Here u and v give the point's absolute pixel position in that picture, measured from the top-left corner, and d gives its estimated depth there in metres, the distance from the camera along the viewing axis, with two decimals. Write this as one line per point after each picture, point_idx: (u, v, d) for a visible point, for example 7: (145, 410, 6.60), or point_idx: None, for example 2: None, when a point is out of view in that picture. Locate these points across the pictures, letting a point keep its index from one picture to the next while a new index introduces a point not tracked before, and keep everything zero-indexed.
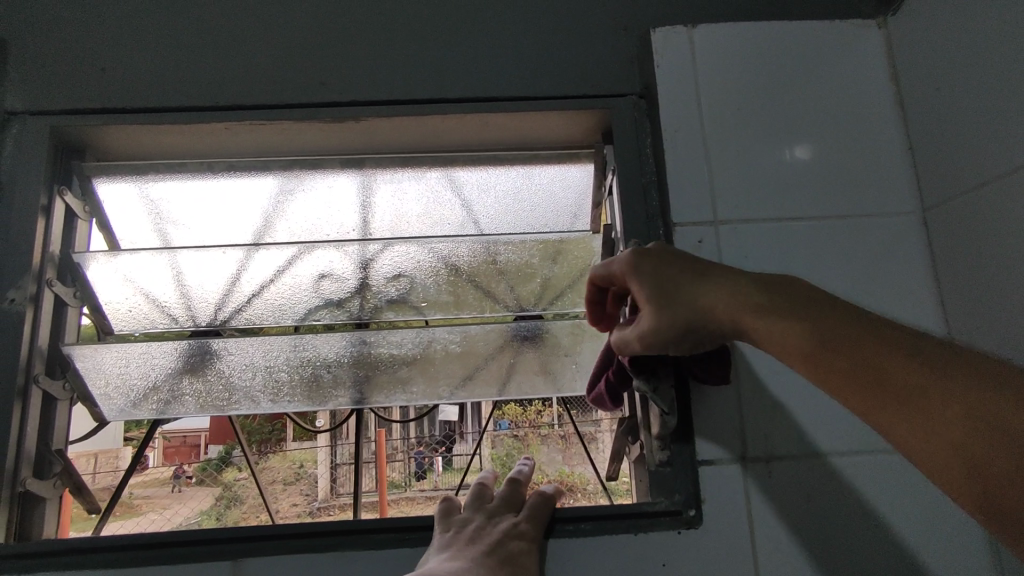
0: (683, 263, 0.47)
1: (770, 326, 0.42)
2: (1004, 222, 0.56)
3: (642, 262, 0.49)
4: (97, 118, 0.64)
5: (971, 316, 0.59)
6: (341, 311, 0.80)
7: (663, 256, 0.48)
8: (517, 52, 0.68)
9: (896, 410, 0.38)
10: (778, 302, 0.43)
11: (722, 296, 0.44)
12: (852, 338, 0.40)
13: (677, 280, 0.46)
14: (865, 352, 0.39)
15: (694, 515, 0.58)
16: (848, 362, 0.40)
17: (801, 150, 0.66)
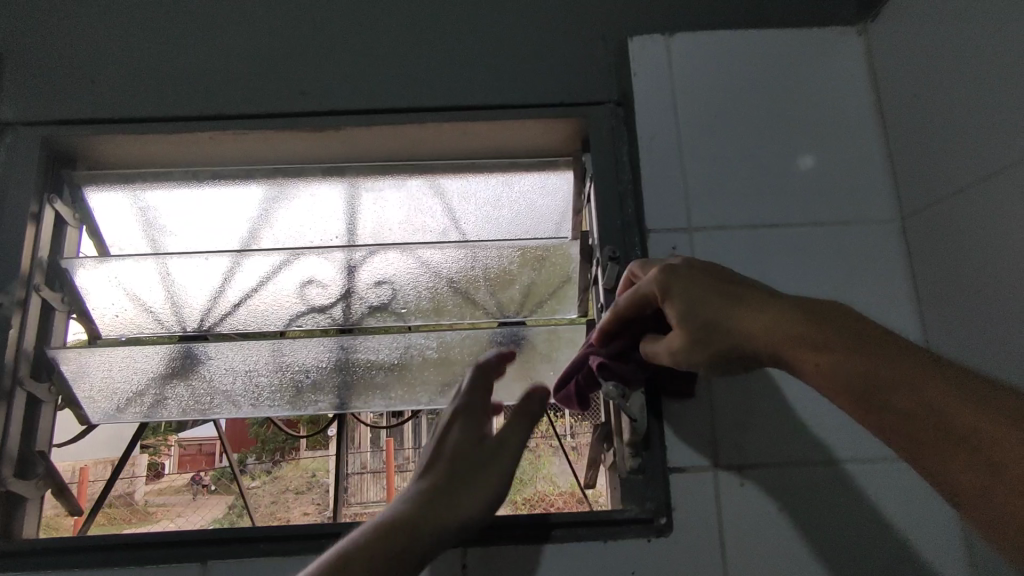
0: (714, 284, 0.46)
1: (799, 343, 0.41)
2: (977, 228, 0.55)
3: (673, 279, 0.48)
4: (85, 128, 0.66)
5: (948, 324, 0.58)
6: (323, 315, 0.82)
7: (692, 275, 0.47)
8: (495, 61, 0.69)
9: (901, 428, 0.38)
10: (799, 318, 0.42)
11: (757, 318, 0.43)
12: (861, 352, 0.39)
13: (712, 301, 0.45)
14: (872, 369, 0.39)
15: (665, 523, 0.57)
16: (853, 377, 0.39)
17: (807, 160, 0.66)
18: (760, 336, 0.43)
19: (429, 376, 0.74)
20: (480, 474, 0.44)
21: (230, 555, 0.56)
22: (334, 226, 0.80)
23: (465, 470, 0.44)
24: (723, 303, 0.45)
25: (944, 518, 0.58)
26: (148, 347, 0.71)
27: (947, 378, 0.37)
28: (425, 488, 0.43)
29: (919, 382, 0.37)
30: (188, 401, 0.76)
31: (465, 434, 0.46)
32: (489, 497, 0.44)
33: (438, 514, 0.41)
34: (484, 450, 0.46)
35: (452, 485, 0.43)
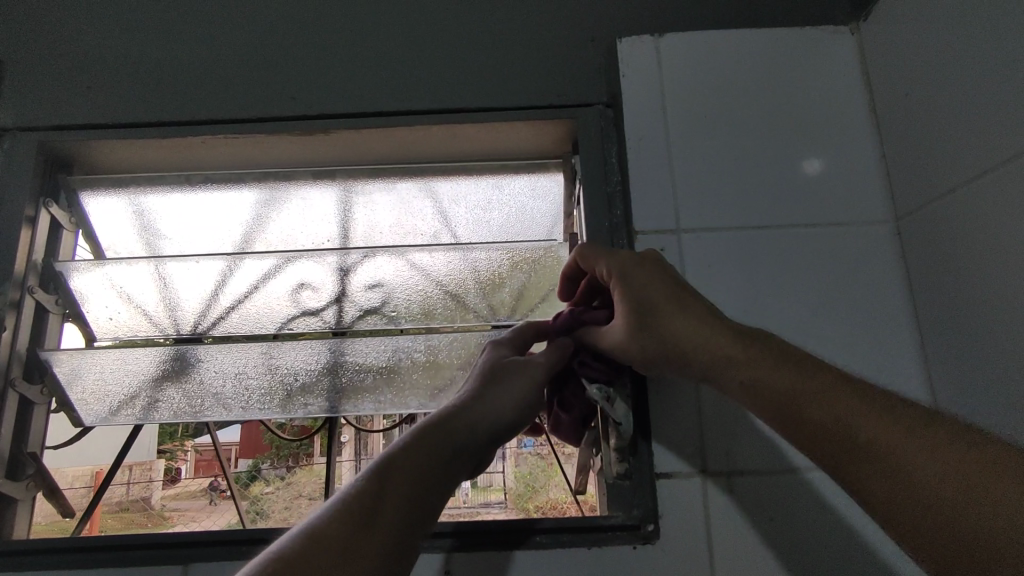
0: (666, 289, 0.49)
1: (749, 362, 0.44)
2: (970, 228, 0.54)
3: (638, 270, 0.51)
4: (80, 133, 0.67)
5: (945, 327, 0.57)
6: (316, 319, 0.81)
7: (648, 278, 0.50)
8: (483, 63, 0.69)
9: (857, 462, 0.39)
10: (757, 352, 0.45)
11: (701, 325, 0.47)
12: (820, 389, 0.41)
13: (669, 299, 0.49)
14: (830, 405, 0.41)
15: (652, 530, 0.56)
16: (813, 413, 0.41)
17: (813, 164, 0.65)
18: (697, 338, 0.47)
19: (416, 379, 0.73)
20: (507, 388, 0.53)
21: (212, 558, 0.56)
22: (328, 229, 0.80)
23: (493, 387, 0.53)
24: (674, 303, 0.49)
25: None
26: (143, 349, 0.71)
27: (897, 416, 0.38)
28: (458, 402, 0.51)
29: (871, 416, 0.39)
30: (181, 405, 0.75)
31: (493, 363, 0.55)
32: (518, 400, 0.53)
33: (470, 418, 0.50)
34: (511, 371, 0.55)
35: (481, 397, 0.51)
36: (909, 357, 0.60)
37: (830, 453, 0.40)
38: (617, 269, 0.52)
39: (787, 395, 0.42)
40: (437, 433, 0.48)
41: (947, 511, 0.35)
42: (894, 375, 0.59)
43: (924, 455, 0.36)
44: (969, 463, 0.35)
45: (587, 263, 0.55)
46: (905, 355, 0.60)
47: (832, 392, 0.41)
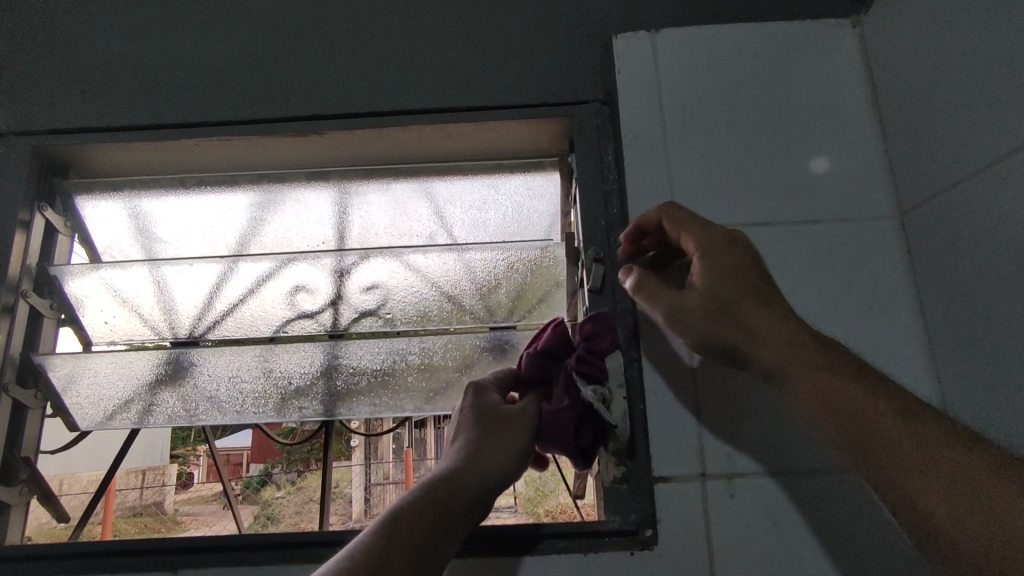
0: (755, 280, 0.50)
1: (803, 357, 0.46)
2: (977, 223, 0.52)
3: (730, 247, 0.51)
4: (74, 138, 0.67)
5: (953, 326, 0.55)
6: (313, 321, 0.79)
7: (742, 263, 0.50)
8: (476, 62, 0.68)
9: (890, 462, 0.41)
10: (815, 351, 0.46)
11: (778, 321, 0.48)
12: (861, 391, 0.43)
13: (757, 284, 0.49)
14: (870, 406, 0.42)
15: (650, 535, 0.54)
16: (852, 412, 0.43)
17: (822, 163, 0.63)
18: (769, 329, 0.47)
19: (412, 382, 0.71)
20: (504, 439, 0.54)
21: (200, 564, 0.56)
22: (324, 231, 0.79)
23: (490, 440, 0.53)
24: (755, 297, 0.49)
25: None
26: (138, 352, 0.71)
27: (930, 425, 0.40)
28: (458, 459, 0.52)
29: (896, 419, 0.41)
30: (177, 410, 0.74)
31: (486, 413, 0.56)
32: (518, 449, 0.54)
33: (472, 474, 0.51)
34: (506, 421, 0.55)
35: (479, 453, 0.52)
36: (915, 356, 0.58)
37: (864, 452, 0.42)
38: (714, 239, 0.51)
39: (830, 394, 0.44)
40: (445, 490, 0.49)
41: (968, 515, 0.37)
42: (900, 375, 0.57)
43: (958, 461, 0.38)
44: (990, 474, 0.37)
45: (670, 224, 0.54)
46: (911, 354, 0.58)
47: (864, 392, 0.43)
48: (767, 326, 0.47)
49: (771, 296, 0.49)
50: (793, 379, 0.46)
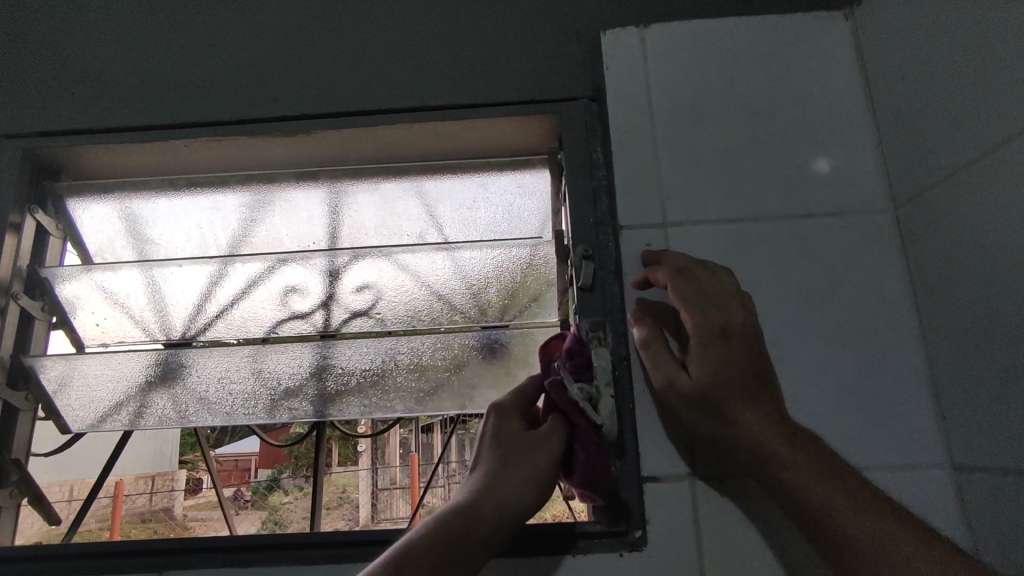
0: (749, 374, 0.48)
1: (778, 447, 0.46)
2: (970, 215, 0.51)
3: (731, 333, 0.50)
4: (64, 140, 0.67)
5: (948, 320, 0.53)
6: (305, 322, 0.78)
7: (738, 354, 0.49)
8: (464, 59, 0.68)
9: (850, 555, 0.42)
10: (794, 445, 0.46)
11: (764, 422, 0.47)
12: (828, 484, 0.44)
13: (750, 376, 0.48)
14: (836, 500, 0.43)
15: (639, 537, 0.53)
16: (818, 503, 0.43)
17: (819, 162, 0.62)
18: (753, 428, 0.47)
19: (403, 382, 0.70)
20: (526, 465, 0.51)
21: (186, 565, 0.56)
22: (315, 232, 0.78)
23: (511, 468, 0.51)
24: (746, 393, 0.48)
25: (952, 533, 0.52)
26: (131, 355, 0.72)
27: (893, 525, 0.41)
28: (478, 489, 0.49)
29: (861, 516, 0.42)
30: (168, 413, 0.73)
31: (506, 441, 0.53)
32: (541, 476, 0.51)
33: (494, 504, 0.48)
34: (528, 447, 0.52)
35: (499, 481, 0.50)
36: (911, 352, 0.57)
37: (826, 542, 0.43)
38: (713, 323, 0.50)
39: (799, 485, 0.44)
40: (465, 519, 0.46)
41: None
42: (895, 372, 0.56)
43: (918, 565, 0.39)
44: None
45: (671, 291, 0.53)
46: (906, 349, 0.57)
47: (832, 487, 0.44)
48: (755, 423, 0.47)
49: (761, 387, 0.48)
50: (771, 474, 0.46)
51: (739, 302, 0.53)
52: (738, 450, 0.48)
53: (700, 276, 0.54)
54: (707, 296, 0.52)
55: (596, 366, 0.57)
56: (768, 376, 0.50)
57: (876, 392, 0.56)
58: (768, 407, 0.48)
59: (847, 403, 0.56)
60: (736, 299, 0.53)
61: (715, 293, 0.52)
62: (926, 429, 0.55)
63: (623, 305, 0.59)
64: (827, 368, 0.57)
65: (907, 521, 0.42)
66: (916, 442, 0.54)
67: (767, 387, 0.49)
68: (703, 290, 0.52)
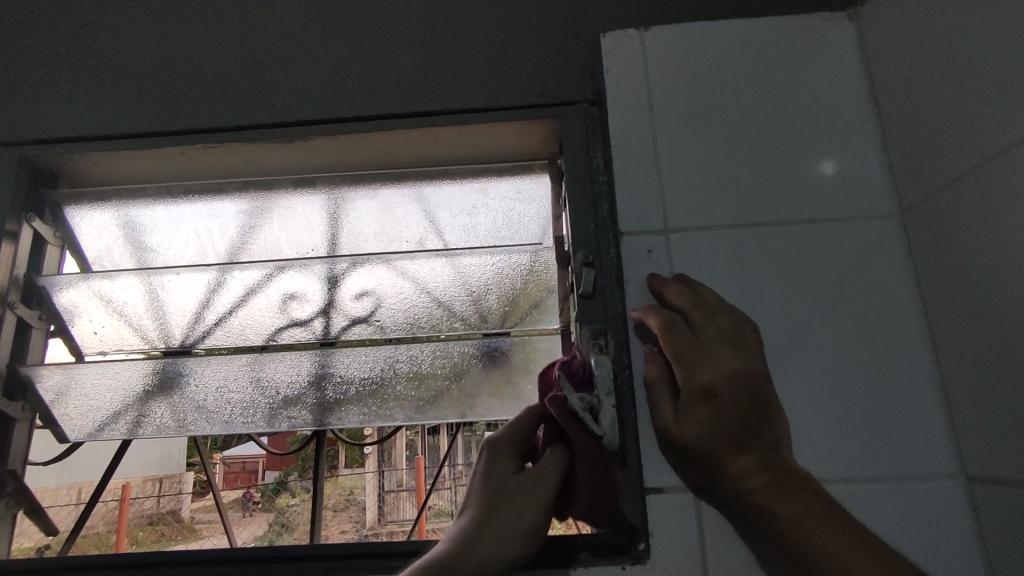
0: (736, 422, 0.48)
1: (755, 479, 0.47)
2: (979, 219, 0.49)
3: (721, 382, 0.49)
4: (62, 148, 0.67)
5: (959, 327, 0.52)
6: (306, 329, 0.77)
7: (724, 403, 0.49)
8: (462, 63, 0.67)
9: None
10: (774, 478, 0.46)
11: (748, 467, 0.47)
12: (801, 507, 0.45)
13: (737, 431, 0.48)
14: (808, 522, 0.44)
15: (642, 549, 0.52)
16: (790, 528, 0.44)
17: (826, 166, 0.61)
18: (737, 474, 0.47)
19: (402, 391, 0.69)
20: (513, 514, 0.48)
21: None
22: (313, 238, 0.77)
23: (497, 517, 0.48)
24: (732, 443, 0.48)
25: (965, 546, 0.50)
26: (129, 363, 0.71)
27: (865, 545, 0.41)
28: (461, 540, 0.46)
29: (833, 533, 0.43)
30: (168, 422, 0.73)
31: (494, 486, 0.50)
32: (528, 527, 0.48)
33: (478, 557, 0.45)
34: (518, 492, 0.50)
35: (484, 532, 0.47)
36: (920, 360, 0.55)
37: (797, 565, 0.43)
38: (701, 380, 0.50)
39: (772, 514, 0.45)
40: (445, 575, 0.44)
41: None
42: (904, 380, 0.55)
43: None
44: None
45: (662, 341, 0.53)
46: (915, 357, 0.55)
47: (802, 506, 0.45)
48: (738, 478, 0.47)
49: (749, 439, 0.48)
50: (752, 509, 0.46)
51: (733, 350, 0.51)
52: (730, 500, 0.48)
53: (693, 324, 0.53)
54: (697, 347, 0.52)
55: (598, 375, 0.55)
56: (763, 425, 0.49)
57: (885, 401, 0.54)
58: (757, 459, 0.47)
59: (854, 411, 0.54)
60: (731, 346, 0.52)
61: (706, 343, 0.52)
62: (937, 438, 0.53)
63: (624, 312, 0.59)
64: (834, 377, 0.55)
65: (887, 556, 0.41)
66: (927, 453, 0.53)
67: (760, 437, 0.48)
68: (692, 342, 0.52)
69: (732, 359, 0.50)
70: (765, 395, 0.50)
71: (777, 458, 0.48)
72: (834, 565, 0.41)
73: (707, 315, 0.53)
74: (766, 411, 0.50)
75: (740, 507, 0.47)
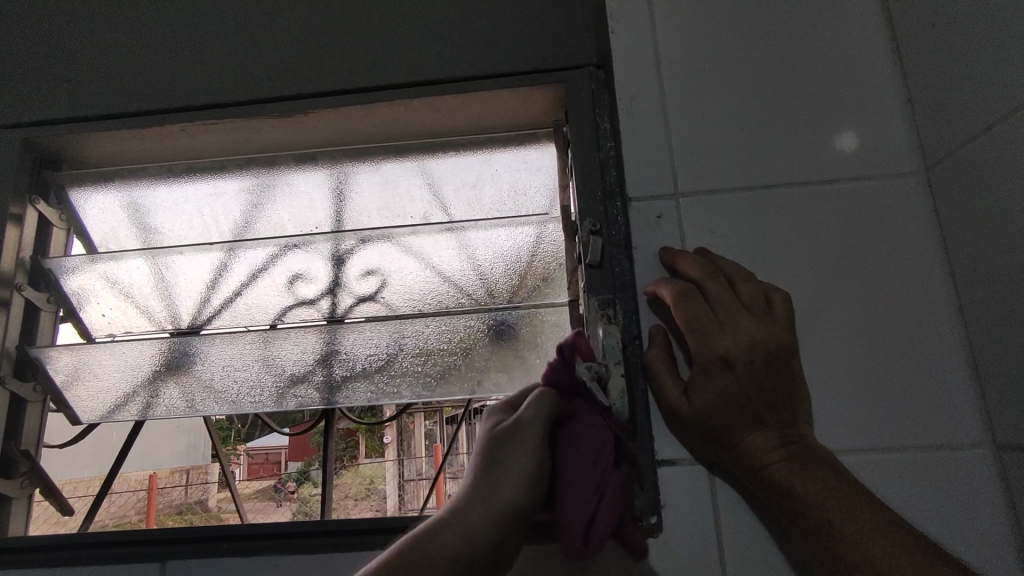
0: (754, 394, 0.46)
1: (771, 455, 0.45)
2: (1008, 171, 0.46)
3: (741, 351, 0.47)
4: (64, 128, 0.67)
5: (987, 288, 0.49)
6: (312, 309, 0.74)
7: (743, 374, 0.47)
8: (462, 29, 0.65)
9: (832, 556, 0.41)
10: (793, 453, 0.45)
11: (765, 442, 0.46)
12: (822, 485, 0.43)
13: (754, 405, 0.46)
14: (827, 502, 0.42)
15: (654, 523, 0.50)
16: (806, 506, 0.43)
17: (846, 125, 0.58)
18: (752, 449, 0.46)
19: (409, 367, 0.68)
20: (494, 490, 0.42)
21: (189, 554, 0.56)
22: (317, 215, 0.75)
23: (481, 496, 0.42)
24: (746, 416, 0.46)
25: (995, 517, 0.48)
26: (138, 344, 0.72)
27: (888, 528, 0.41)
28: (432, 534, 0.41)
29: (853, 513, 0.42)
30: (178, 403, 0.72)
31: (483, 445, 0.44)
32: (507, 509, 0.42)
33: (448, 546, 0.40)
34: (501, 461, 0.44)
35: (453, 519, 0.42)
36: (945, 324, 0.53)
37: (815, 544, 0.42)
38: (716, 350, 0.48)
39: (791, 493, 0.44)
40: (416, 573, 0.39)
41: None
42: (929, 345, 0.52)
43: (899, 560, 0.39)
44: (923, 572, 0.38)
45: (673, 310, 0.51)
46: (940, 321, 0.53)
47: (822, 484, 0.43)
48: (753, 454, 0.46)
49: (767, 413, 0.46)
50: (769, 488, 0.45)
51: (752, 318, 0.49)
52: (743, 476, 0.47)
53: (709, 293, 0.50)
54: (713, 317, 0.49)
55: (604, 345, 0.54)
56: (781, 397, 0.47)
57: (908, 367, 0.52)
58: (774, 434, 0.46)
59: (875, 378, 0.52)
60: (750, 314, 0.49)
61: (723, 312, 0.49)
62: (965, 405, 0.51)
63: (633, 282, 0.56)
64: (854, 343, 0.53)
65: (914, 545, 0.40)
66: (953, 421, 0.50)
67: (778, 410, 0.47)
68: (708, 312, 0.50)
69: (752, 327, 0.48)
70: (784, 366, 0.48)
71: (794, 434, 0.46)
72: (855, 546, 0.41)
73: (723, 284, 0.51)
74: (784, 383, 0.47)
75: (755, 481, 0.46)
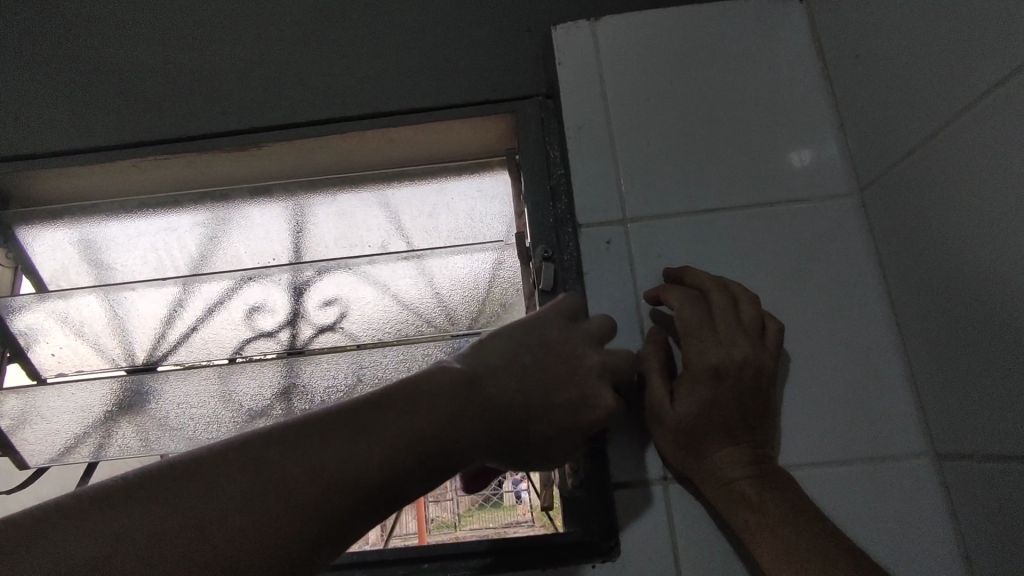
0: (734, 411, 0.47)
1: (738, 466, 0.46)
2: (930, 193, 0.49)
3: (738, 364, 0.47)
4: (7, 167, 0.66)
5: (921, 303, 0.51)
6: (271, 341, 0.71)
7: (733, 386, 0.47)
8: (413, 62, 0.66)
9: (788, 559, 0.42)
10: (761, 468, 0.46)
11: (735, 454, 0.47)
12: (782, 499, 0.44)
13: (733, 420, 0.47)
14: (783, 513, 0.44)
15: (614, 546, 0.51)
16: (764, 514, 0.44)
17: (782, 150, 0.61)
18: (723, 458, 0.47)
19: None
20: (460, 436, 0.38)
21: None
22: (275, 247, 0.74)
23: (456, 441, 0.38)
24: (723, 429, 0.47)
25: (939, 525, 0.49)
26: (89, 384, 0.70)
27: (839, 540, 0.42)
28: (372, 459, 0.35)
29: (806, 525, 0.43)
30: (131, 443, 0.69)
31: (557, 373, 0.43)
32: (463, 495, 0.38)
33: (328, 509, 0.34)
34: (500, 429, 0.40)
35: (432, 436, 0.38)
36: (884, 337, 0.55)
37: (767, 547, 0.43)
38: (712, 359, 0.48)
39: (755, 499, 0.45)
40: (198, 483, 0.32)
41: None
42: (872, 362, 0.54)
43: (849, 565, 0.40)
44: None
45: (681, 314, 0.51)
46: (879, 337, 0.55)
47: (780, 498, 0.45)
48: (723, 466, 0.47)
49: (740, 428, 0.47)
50: (733, 498, 0.46)
51: (746, 338, 0.49)
52: (705, 488, 0.48)
53: (714, 302, 0.51)
54: (711, 327, 0.50)
55: None
56: (759, 420, 0.48)
57: (851, 383, 0.54)
58: (744, 452, 0.47)
59: (821, 393, 0.53)
60: (748, 334, 0.49)
61: (723, 327, 0.50)
62: (907, 418, 0.52)
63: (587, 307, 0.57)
64: (799, 359, 0.54)
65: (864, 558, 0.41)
66: (898, 433, 0.52)
67: (752, 430, 0.48)
68: (706, 322, 0.50)
69: (752, 348, 0.48)
70: (766, 390, 0.49)
71: (764, 454, 0.47)
72: (806, 551, 0.42)
73: (728, 299, 0.51)
74: (766, 404, 0.49)
75: (718, 492, 0.47)
